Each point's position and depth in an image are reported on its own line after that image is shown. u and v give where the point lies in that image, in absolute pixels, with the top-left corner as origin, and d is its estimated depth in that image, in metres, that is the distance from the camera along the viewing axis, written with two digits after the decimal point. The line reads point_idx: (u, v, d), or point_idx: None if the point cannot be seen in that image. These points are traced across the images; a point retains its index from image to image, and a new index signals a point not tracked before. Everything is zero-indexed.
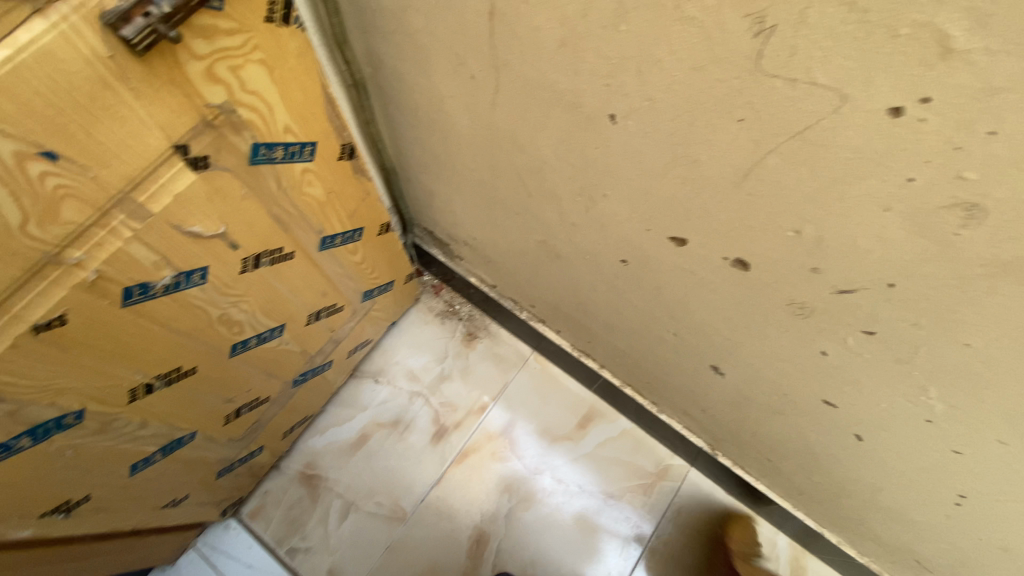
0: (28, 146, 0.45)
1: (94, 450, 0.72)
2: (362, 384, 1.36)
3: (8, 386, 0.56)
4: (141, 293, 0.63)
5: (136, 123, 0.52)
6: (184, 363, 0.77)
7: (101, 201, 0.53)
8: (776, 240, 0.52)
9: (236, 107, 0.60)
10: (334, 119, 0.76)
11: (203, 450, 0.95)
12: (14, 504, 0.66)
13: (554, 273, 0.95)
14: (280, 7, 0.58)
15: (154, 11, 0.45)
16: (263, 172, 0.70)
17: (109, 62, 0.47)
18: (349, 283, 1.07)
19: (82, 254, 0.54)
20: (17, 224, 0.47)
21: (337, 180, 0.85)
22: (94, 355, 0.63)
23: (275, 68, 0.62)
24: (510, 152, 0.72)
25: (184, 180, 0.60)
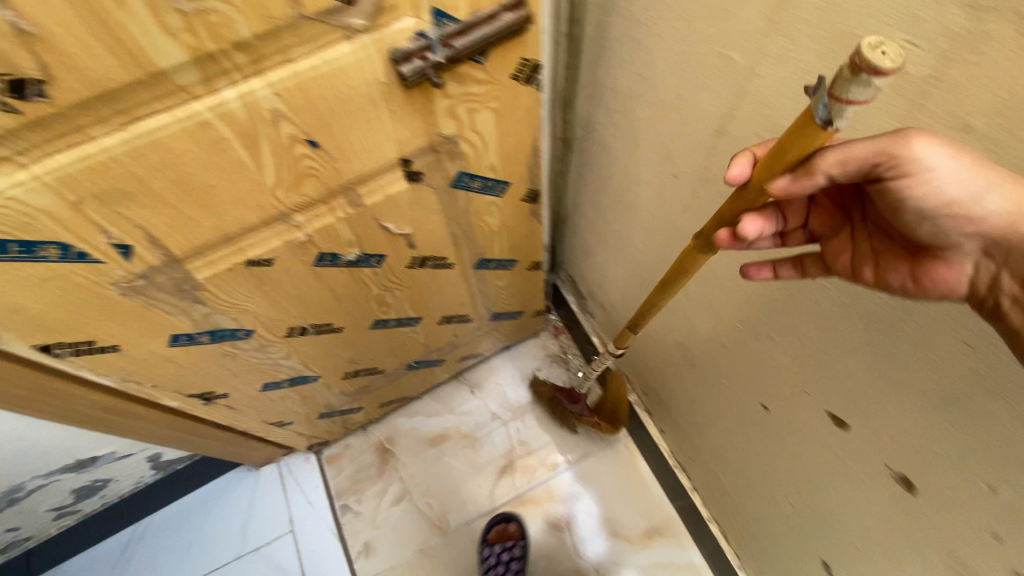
0: (303, 134, 0.55)
1: (246, 362, 0.86)
2: (459, 390, 1.42)
3: (213, 295, 0.69)
4: (330, 260, 0.75)
5: (380, 134, 0.61)
6: (334, 320, 0.89)
7: (332, 184, 0.63)
8: (962, 481, 0.44)
9: (459, 139, 0.68)
10: (533, 167, 0.81)
11: (317, 392, 1.08)
12: (179, 379, 0.81)
13: (682, 378, 0.90)
14: (528, 69, 0.65)
15: (431, 58, 0.54)
16: (457, 194, 0.78)
17: (381, 86, 0.55)
18: (486, 302, 1.13)
19: (304, 219, 0.66)
20: (271, 186, 0.59)
21: (514, 216, 0.91)
22: (277, 293, 0.75)
23: (503, 115, 0.69)
24: (682, 252, 0.71)
25: (396, 185, 0.70)
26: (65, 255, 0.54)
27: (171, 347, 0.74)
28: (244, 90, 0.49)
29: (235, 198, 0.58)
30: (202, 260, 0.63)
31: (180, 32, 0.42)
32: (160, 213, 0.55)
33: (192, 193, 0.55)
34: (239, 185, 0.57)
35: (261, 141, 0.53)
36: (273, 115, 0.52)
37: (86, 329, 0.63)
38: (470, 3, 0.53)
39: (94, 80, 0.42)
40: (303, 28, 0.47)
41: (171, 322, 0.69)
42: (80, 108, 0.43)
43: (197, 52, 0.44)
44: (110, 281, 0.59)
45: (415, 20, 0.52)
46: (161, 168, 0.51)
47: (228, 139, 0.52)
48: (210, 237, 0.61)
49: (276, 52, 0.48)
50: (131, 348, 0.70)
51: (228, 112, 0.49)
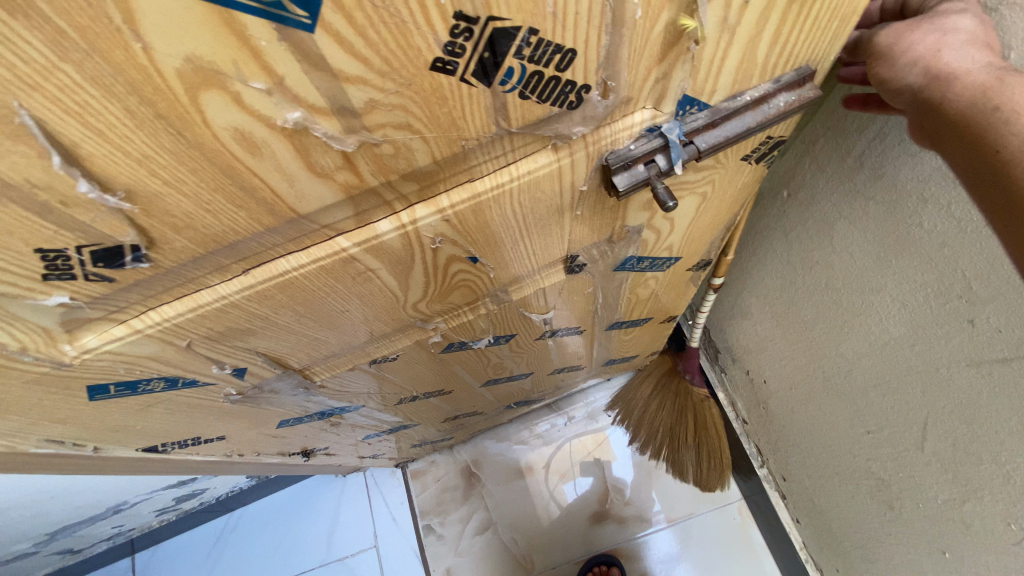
0: (466, 252, 0.41)
1: (350, 425, 0.77)
2: (551, 419, 1.31)
3: (328, 388, 0.59)
4: (460, 346, 0.61)
5: (555, 236, 0.45)
6: (446, 386, 0.78)
7: (483, 290, 0.49)
8: None
9: (645, 228, 0.51)
10: (716, 240, 0.63)
11: (413, 432, 1.00)
12: (282, 444, 0.74)
13: (860, 504, 0.73)
14: (765, 147, 0.45)
15: (661, 163, 0.37)
16: (617, 275, 0.61)
17: (576, 193, 0.39)
18: (605, 351, 0.98)
19: (441, 322, 0.52)
20: (414, 301, 0.45)
21: (669, 283, 0.74)
22: (395, 377, 0.64)
23: (708, 198, 0.51)
24: (931, 398, 0.53)
25: (554, 278, 0.54)
26: (172, 385, 0.43)
27: (278, 428, 0.65)
28: (404, 221, 0.34)
29: (370, 316, 0.45)
30: (321, 365, 0.52)
31: (333, 170, 0.28)
32: (281, 340, 0.43)
33: (321, 319, 0.42)
34: (376, 306, 0.44)
35: (413, 266, 0.39)
36: (433, 242, 0.37)
37: (189, 430, 0.54)
38: (733, 83, 0.35)
39: (213, 237, 0.29)
40: (499, 144, 0.31)
41: (279, 413, 0.60)
42: (192, 264, 0.31)
43: (353, 189, 0.30)
44: (219, 396, 0.49)
45: (651, 113, 0.34)
46: (287, 305, 0.38)
47: (373, 270, 0.38)
48: (334, 349, 0.49)
49: (456, 174, 0.32)
50: (234, 435, 0.61)
51: (379, 245, 0.35)
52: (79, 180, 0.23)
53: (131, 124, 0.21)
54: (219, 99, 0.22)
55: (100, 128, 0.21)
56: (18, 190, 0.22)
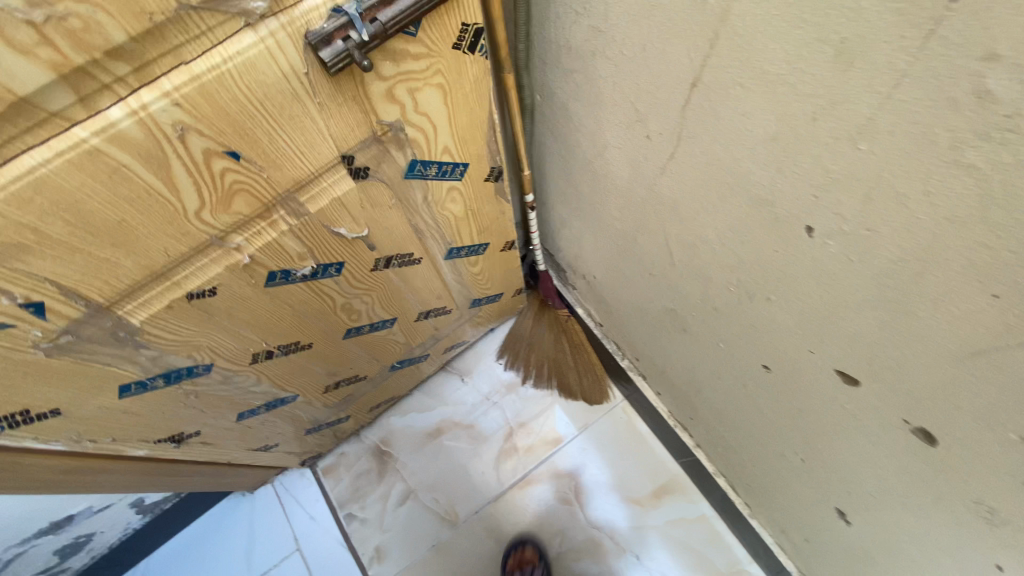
0: (220, 145, 0.47)
1: (214, 397, 0.79)
2: (449, 380, 1.38)
3: (159, 337, 0.62)
4: (283, 277, 0.67)
5: (313, 133, 0.53)
6: (302, 338, 0.82)
7: (269, 197, 0.56)
8: (987, 435, 0.42)
9: (404, 126, 0.61)
10: (492, 143, 0.74)
11: (298, 410, 1.02)
12: (138, 428, 0.74)
13: (673, 345, 0.86)
14: (470, 36, 0.57)
15: (355, 38, 0.46)
16: (413, 185, 0.70)
17: (302, 78, 0.47)
18: (462, 289, 1.08)
19: (243, 239, 0.58)
20: (195, 210, 0.51)
21: (479, 198, 0.84)
22: (232, 322, 0.68)
23: (450, 92, 0.61)
24: (664, 218, 0.65)
25: (343, 186, 0.62)
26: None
27: (123, 399, 0.66)
28: (134, 106, 0.41)
29: (156, 231, 0.50)
30: (134, 302, 0.56)
31: (32, 47, 0.34)
32: (68, 261, 0.47)
33: (102, 233, 0.47)
34: (157, 216, 0.49)
35: (171, 161, 0.46)
36: (176, 131, 0.44)
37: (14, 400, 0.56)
38: None
39: None
40: (191, 21, 0.39)
41: (114, 374, 0.62)
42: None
43: (62, 68, 0.36)
44: (28, 345, 0.52)
45: None
46: (54, 212, 0.43)
47: (129, 166, 0.44)
48: (138, 277, 0.53)
49: (164, 54, 0.40)
50: (72, 410, 0.62)
51: (120, 135, 0.41)
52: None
53: None
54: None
55: None
56: None
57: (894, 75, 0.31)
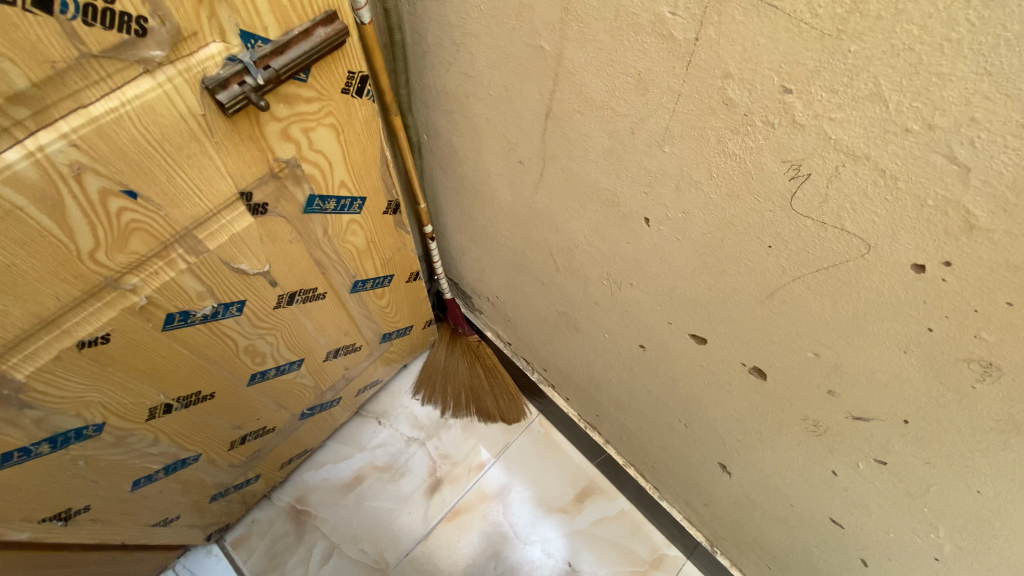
0: (117, 185, 0.50)
1: (105, 463, 0.74)
2: (365, 424, 1.37)
3: (43, 395, 0.59)
4: (182, 320, 0.67)
5: (211, 171, 0.56)
6: (204, 387, 0.80)
7: (167, 236, 0.57)
8: (795, 360, 0.54)
9: (301, 162, 0.66)
10: (386, 178, 0.81)
11: (202, 473, 0.96)
12: (14, 507, 0.67)
13: (571, 346, 0.96)
14: (356, 82, 0.64)
15: (250, 82, 0.52)
16: (313, 219, 0.75)
17: (199, 118, 0.51)
18: (370, 325, 1.10)
19: (138, 280, 0.58)
20: (89, 251, 0.52)
21: (378, 231, 0.90)
22: (127, 373, 0.66)
23: (342, 132, 0.68)
24: (544, 230, 0.75)
25: (243, 222, 0.64)
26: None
27: (1, 472, 0.62)
28: (31, 148, 0.43)
29: (46, 274, 0.50)
30: (18, 354, 0.54)
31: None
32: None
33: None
34: (48, 258, 0.49)
35: (64, 202, 0.47)
36: (72, 171, 0.46)
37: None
38: (277, 21, 0.52)
39: None
40: (90, 67, 0.43)
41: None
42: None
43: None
44: None
45: (222, 44, 0.49)
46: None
47: (21, 207, 0.45)
48: (23, 325, 0.52)
49: (63, 99, 0.43)
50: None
51: (13, 176, 0.43)
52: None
53: None
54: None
55: None
56: None
57: (673, 95, 0.44)
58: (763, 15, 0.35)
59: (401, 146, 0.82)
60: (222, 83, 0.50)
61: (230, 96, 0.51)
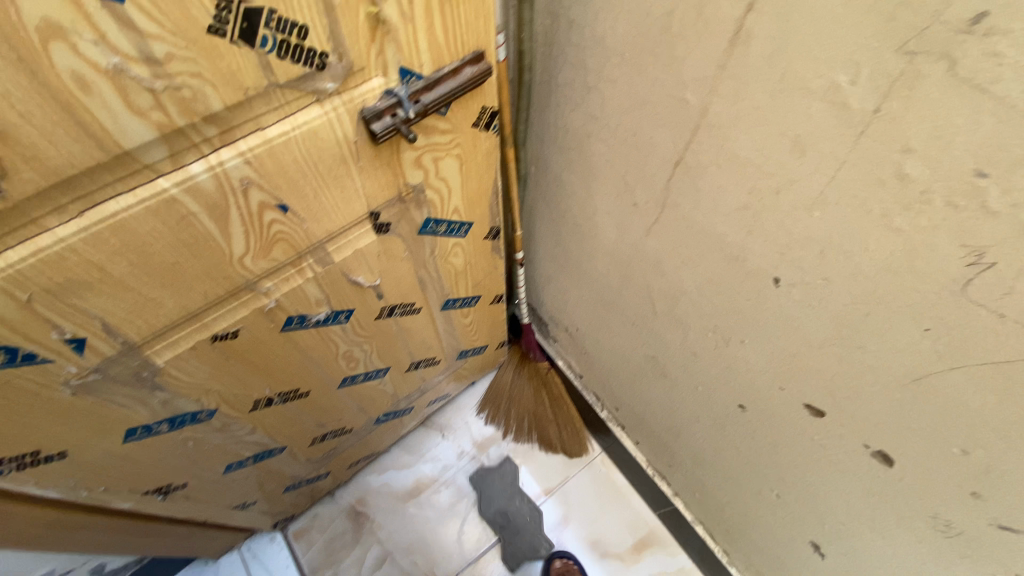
0: (274, 200, 0.53)
1: (209, 445, 0.79)
2: (429, 436, 1.39)
3: (174, 380, 0.64)
4: (299, 322, 0.71)
5: (350, 191, 0.60)
6: (302, 386, 0.84)
7: (302, 246, 0.61)
8: (934, 451, 0.50)
9: (425, 188, 0.69)
10: (493, 206, 0.83)
11: (283, 465, 1.01)
12: (129, 477, 0.73)
13: (653, 391, 0.93)
14: (486, 116, 0.67)
15: (401, 114, 0.55)
16: (423, 240, 0.78)
17: (351, 145, 0.55)
18: (450, 342, 1.13)
19: (272, 284, 0.62)
20: (239, 255, 0.56)
21: (476, 254, 0.92)
22: (244, 366, 0.70)
23: (465, 162, 0.71)
24: (648, 273, 0.74)
25: (365, 238, 0.68)
26: (11, 359, 0.48)
27: (126, 444, 0.67)
28: (213, 163, 0.47)
29: (202, 274, 0.54)
30: (163, 342, 0.58)
31: (148, 110, 0.40)
32: (119, 300, 0.50)
33: (157, 274, 0.51)
34: (206, 259, 0.53)
35: (230, 212, 0.51)
36: (242, 185, 0.50)
37: (26, 441, 0.56)
38: (432, 60, 0.55)
39: (52, 169, 0.39)
40: (274, 95, 0.47)
41: (124, 416, 0.63)
42: (35, 200, 0.40)
43: (165, 128, 0.42)
44: (58, 381, 0.53)
45: (383, 79, 0.53)
46: (121, 253, 0.47)
47: (196, 215, 0.49)
48: (174, 318, 0.56)
49: (247, 121, 0.47)
50: (79, 452, 0.63)
51: (195, 186, 0.47)
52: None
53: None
54: (62, 48, 0.35)
55: None
56: None
57: (836, 162, 0.42)
58: (966, 97, 0.33)
59: (510, 177, 0.84)
60: (376, 114, 0.54)
61: (383, 127, 0.54)
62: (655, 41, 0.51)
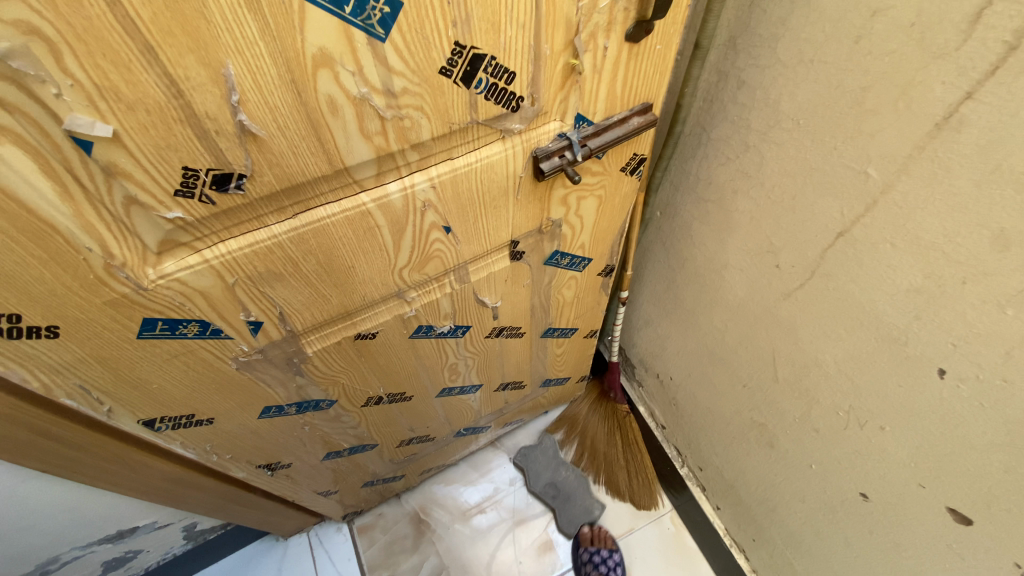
0: (442, 221, 0.58)
1: (319, 432, 0.84)
2: (497, 457, 1.40)
3: (314, 369, 0.69)
4: (425, 332, 0.75)
5: (503, 219, 0.64)
6: (407, 390, 0.88)
7: (450, 264, 0.65)
8: None
9: (563, 223, 0.71)
10: (615, 245, 0.84)
11: (369, 461, 1.05)
12: (251, 450, 0.79)
13: (752, 457, 0.89)
14: (634, 162, 0.69)
15: (568, 156, 0.57)
16: (546, 270, 0.80)
17: (517, 179, 0.59)
18: (540, 369, 1.14)
19: (415, 295, 0.67)
20: (400, 266, 0.60)
21: (587, 289, 0.93)
22: (370, 365, 0.75)
23: (604, 202, 0.73)
24: (776, 337, 0.71)
25: (501, 263, 0.71)
26: (202, 332, 0.53)
27: (260, 420, 0.73)
28: (407, 185, 0.51)
29: (367, 279, 0.59)
30: (317, 334, 0.64)
31: (373, 134, 0.45)
32: (299, 292, 0.56)
33: (334, 274, 0.56)
34: (375, 266, 0.58)
35: (406, 227, 0.56)
36: (422, 205, 0.54)
37: (187, 406, 0.62)
38: (605, 108, 0.58)
39: (288, 176, 0.44)
40: (469, 131, 0.51)
41: (266, 395, 0.68)
42: (266, 200, 0.45)
43: (381, 151, 0.47)
44: (230, 357, 0.59)
45: (559, 123, 0.56)
46: (314, 253, 0.52)
47: (380, 227, 0.54)
48: (333, 314, 0.61)
49: (441, 151, 0.51)
50: (222, 422, 0.69)
51: (387, 203, 0.52)
52: (238, 112, 0.38)
53: (277, 88, 0.38)
54: (327, 76, 0.39)
55: (259, 82, 0.37)
56: (197, 119, 0.37)
57: None
58: None
59: (637, 221, 0.85)
60: (546, 154, 0.57)
61: (551, 166, 0.57)
62: (842, 113, 0.51)
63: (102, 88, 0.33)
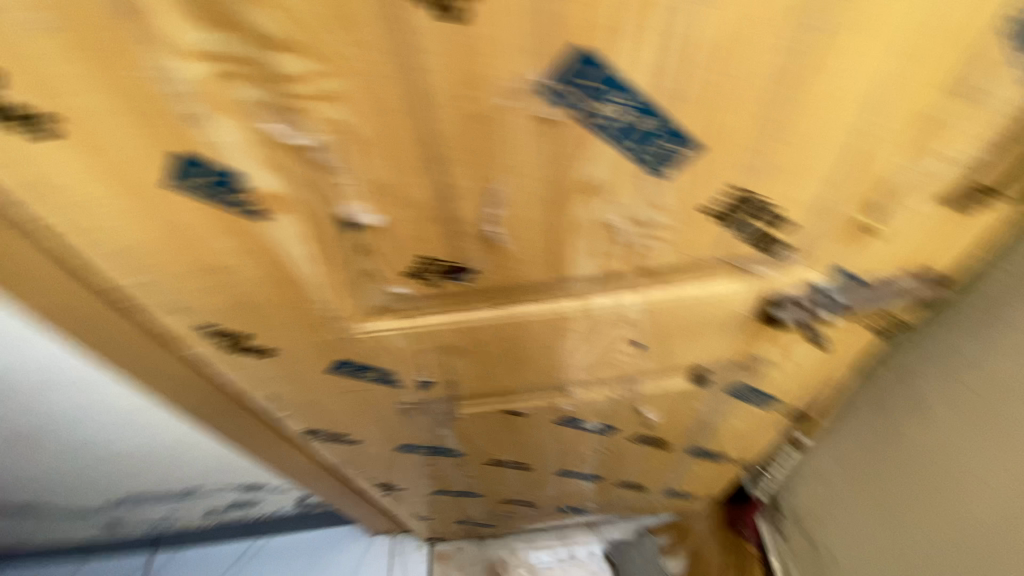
0: (637, 337, 0.52)
1: (439, 472, 0.85)
2: (587, 539, 1.28)
3: (458, 426, 0.68)
4: (571, 422, 0.70)
5: (702, 346, 0.56)
6: (532, 462, 0.84)
7: (625, 374, 0.60)
8: None
9: (765, 362, 0.61)
10: (815, 394, 0.70)
11: (470, 505, 1.04)
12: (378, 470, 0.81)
13: None
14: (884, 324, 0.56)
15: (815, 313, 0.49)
16: (723, 399, 0.70)
17: (736, 316, 0.51)
18: (668, 479, 1.01)
19: (578, 392, 0.62)
20: (576, 365, 0.57)
21: (757, 425, 0.80)
22: (509, 436, 0.72)
23: (822, 354, 0.60)
24: None
25: (678, 382, 0.64)
26: (378, 378, 0.55)
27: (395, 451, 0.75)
28: (619, 303, 0.47)
29: (540, 368, 0.57)
30: (474, 401, 0.63)
31: (607, 254, 0.41)
32: (474, 366, 0.55)
33: (512, 358, 0.54)
34: (553, 360, 0.55)
35: (599, 335, 0.52)
36: (625, 321, 0.50)
37: (340, 425, 0.65)
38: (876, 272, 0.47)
39: (509, 277, 0.42)
40: (706, 266, 0.44)
41: (408, 435, 0.70)
42: (479, 292, 0.44)
43: (607, 269, 0.43)
44: (393, 402, 0.60)
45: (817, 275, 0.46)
46: (503, 340, 0.51)
47: (574, 330, 0.50)
48: (495, 389, 0.60)
49: (667, 280, 0.45)
50: (363, 445, 0.72)
51: (591, 314, 0.48)
52: (490, 218, 0.37)
53: (535, 203, 0.36)
54: (586, 199, 0.36)
55: (521, 197, 0.36)
56: (451, 219, 0.37)
57: None
58: None
59: (851, 383, 0.70)
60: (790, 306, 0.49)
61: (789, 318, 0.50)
62: None
63: (372, 172, 0.33)
